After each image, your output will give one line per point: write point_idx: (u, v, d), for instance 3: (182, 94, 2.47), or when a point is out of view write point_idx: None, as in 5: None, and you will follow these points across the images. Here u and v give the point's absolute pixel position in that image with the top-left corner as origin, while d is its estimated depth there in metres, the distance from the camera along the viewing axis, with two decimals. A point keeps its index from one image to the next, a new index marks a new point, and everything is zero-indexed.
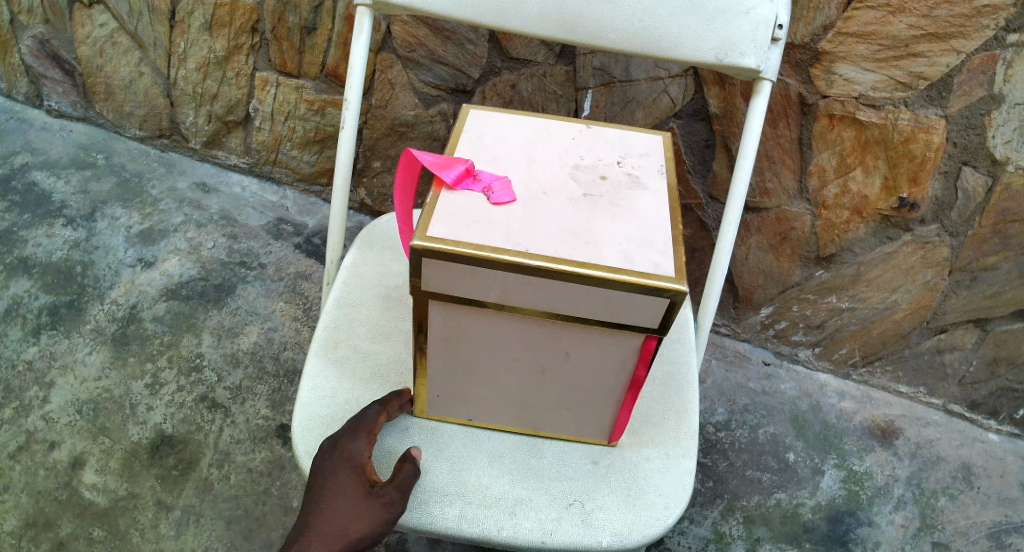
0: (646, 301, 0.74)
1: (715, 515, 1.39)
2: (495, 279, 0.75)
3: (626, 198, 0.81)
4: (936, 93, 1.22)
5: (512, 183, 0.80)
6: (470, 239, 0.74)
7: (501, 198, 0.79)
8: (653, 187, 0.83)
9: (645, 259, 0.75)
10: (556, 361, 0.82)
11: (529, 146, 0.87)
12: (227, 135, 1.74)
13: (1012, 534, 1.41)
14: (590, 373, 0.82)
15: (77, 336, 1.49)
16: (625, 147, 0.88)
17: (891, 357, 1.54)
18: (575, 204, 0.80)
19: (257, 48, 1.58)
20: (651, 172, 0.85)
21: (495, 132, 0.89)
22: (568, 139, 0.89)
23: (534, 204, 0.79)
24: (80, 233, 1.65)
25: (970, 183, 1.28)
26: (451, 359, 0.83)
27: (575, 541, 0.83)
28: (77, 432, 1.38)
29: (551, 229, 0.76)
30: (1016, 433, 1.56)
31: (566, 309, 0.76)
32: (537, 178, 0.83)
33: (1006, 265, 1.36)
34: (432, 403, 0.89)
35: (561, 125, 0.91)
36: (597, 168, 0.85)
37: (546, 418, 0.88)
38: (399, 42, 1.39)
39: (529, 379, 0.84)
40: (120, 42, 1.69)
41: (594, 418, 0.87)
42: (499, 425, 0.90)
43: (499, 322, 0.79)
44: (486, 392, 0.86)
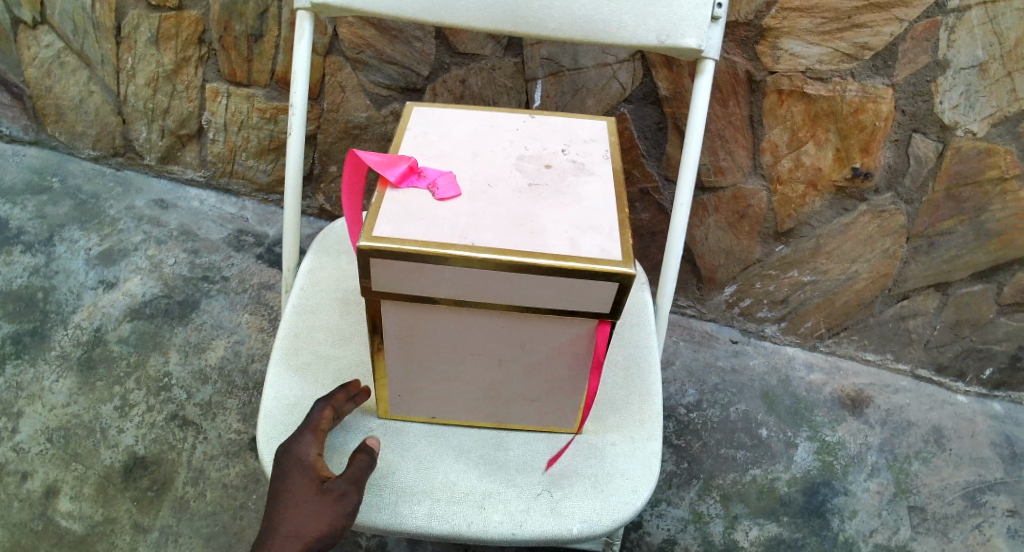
0: (594, 287, 0.77)
1: (692, 496, 1.40)
2: (445, 275, 0.76)
3: (570, 185, 0.84)
4: (881, 63, 1.24)
5: (457, 179, 0.82)
6: (417, 237, 0.76)
7: (445, 194, 0.80)
8: (598, 172, 0.86)
9: (592, 244, 0.77)
10: (512, 353, 0.83)
11: (474, 140, 0.89)
12: (181, 149, 1.72)
13: (986, 492, 1.44)
14: (547, 362, 0.84)
15: (43, 364, 1.47)
16: (570, 135, 0.91)
17: (856, 327, 1.57)
18: (520, 194, 0.82)
19: (206, 60, 1.57)
20: (595, 158, 0.88)
21: (440, 128, 0.91)
22: (513, 130, 0.91)
23: (480, 197, 0.81)
24: (39, 259, 1.62)
25: (921, 149, 1.30)
26: (409, 357, 0.85)
27: (545, 531, 0.85)
28: (48, 461, 1.36)
29: (497, 221, 0.78)
30: (983, 392, 1.59)
31: (517, 300, 0.78)
32: (483, 170, 0.84)
33: (962, 229, 1.38)
34: (395, 403, 0.90)
35: (506, 117, 0.94)
36: (542, 157, 0.87)
37: (510, 409, 0.90)
38: (346, 44, 1.38)
39: (489, 371, 0.85)
40: (66, 62, 1.66)
41: (556, 407, 0.89)
42: (464, 421, 0.92)
43: (453, 317, 0.81)
44: (448, 388, 0.88)
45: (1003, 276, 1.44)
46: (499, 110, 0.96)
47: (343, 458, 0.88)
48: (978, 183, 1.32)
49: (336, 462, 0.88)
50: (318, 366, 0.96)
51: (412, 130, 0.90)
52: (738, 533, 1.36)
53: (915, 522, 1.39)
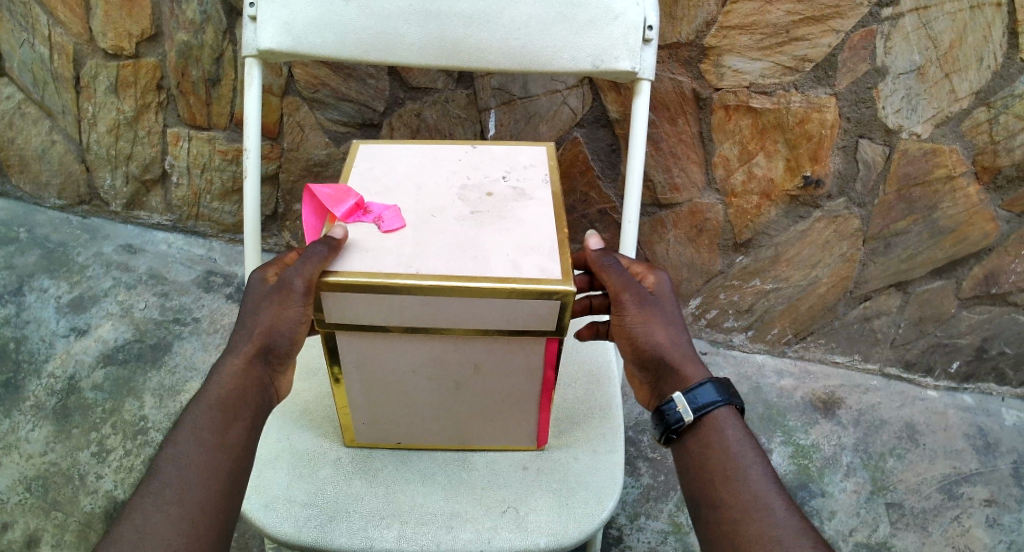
0: (538, 306, 0.79)
1: (671, 507, 1.41)
2: (392, 303, 0.78)
3: (512, 210, 0.86)
4: (823, 73, 1.27)
5: (402, 211, 0.85)
6: (363, 268, 0.78)
7: (391, 225, 0.83)
8: (538, 196, 0.88)
9: (533, 265, 0.79)
10: (466, 375, 0.86)
11: (419, 173, 0.91)
12: (146, 195, 1.72)
13: (962, 484, 1.46)
14: (501, 381, 0.86)
15: (17, 415, 1.46)
16: (511, 162, 0.93)
17: (822, 331, 1.60)
18: (463, 222, 0.84)
19: (165, 105, 1.58)
20: (536, 183, 0.90)
21: (385, 162, 0.93)
22: (456, 161, 0.93)
23: (425, 227, 0.83)
24: (9, 310, 1.62)
25: (869, 153, 1.34)
26: (366, 384, 0.87)
27: (513, 545, 0.86)
28: (28, 511, 1.35)
29: (440, 249, 0.81)
30: (953, 386, 1.62)
31: (464, 323, 0.80)
32: (427, 202, 0.87)
33: (916, 228, 1.41)
34: (360, 431, 0.93)
35: (449, 148, 0.96)
36: (483, 185, 0.89)
37: (471, 430, 0.92)
38: (302, 84, 1.40)
39: (445, 394, 0.87)
40: (27, 113, 1.66)
41: (516, 424, 0.92)
42: (428, 444, 0.94)
43: (405, 344, 0.83)
44: (408, 413, 0.90)
45: (961, 272, 1.47)
46: (443, 141, 0.99)
47: (312, 486, 0.90)
48: (927, 183, 1.35)
49: (306, 491, 0.90)
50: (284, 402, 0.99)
51: (358, 165, 0.92)
52: None
53: (894, 518, 1.41)
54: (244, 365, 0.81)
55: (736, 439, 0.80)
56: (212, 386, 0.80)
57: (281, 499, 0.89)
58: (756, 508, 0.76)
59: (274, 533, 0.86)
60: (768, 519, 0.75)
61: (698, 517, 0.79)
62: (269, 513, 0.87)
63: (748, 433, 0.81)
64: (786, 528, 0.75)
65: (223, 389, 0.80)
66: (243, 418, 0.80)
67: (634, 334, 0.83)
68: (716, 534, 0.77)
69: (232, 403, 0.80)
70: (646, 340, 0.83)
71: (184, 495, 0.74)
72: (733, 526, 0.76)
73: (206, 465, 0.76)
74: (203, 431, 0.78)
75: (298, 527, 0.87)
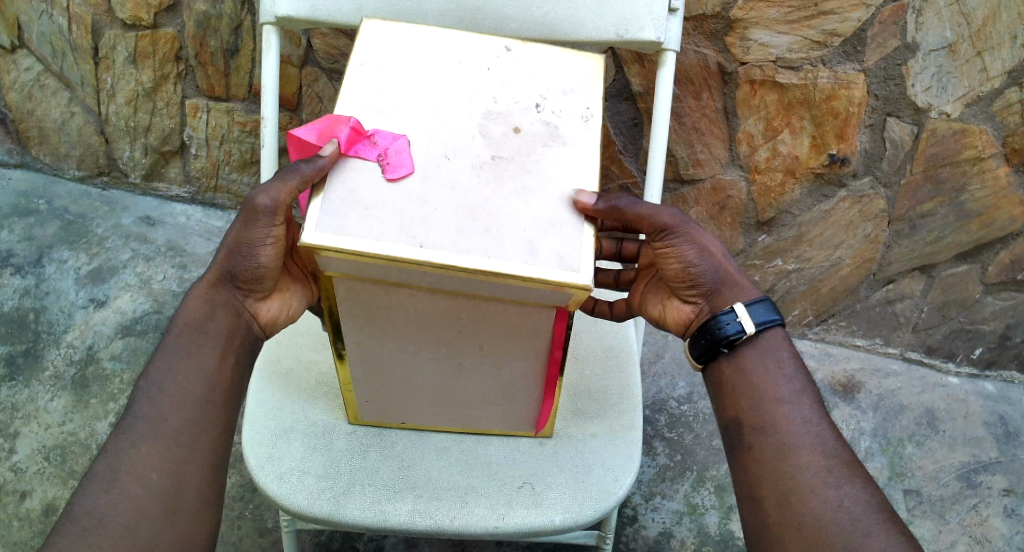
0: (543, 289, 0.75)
1: (686, 488, 1.40)
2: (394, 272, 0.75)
3: (537, 160, 0.79)
4: (851, 48, 1.25)
5: (410, 149, 0.78)
6: (363, 238, 0.73)
7: (397, 171, 0.77)
8: (572, 141, 0.81)
9: (552, 251, 0.74)
10: (471, 357, 0.85)
11: (432, 83, 0.83)
12: (165, 166, 1.72)
13: (982, 473, 1.44)
14: (505, 367, 0.85)
15: (36, 384, 1.47)
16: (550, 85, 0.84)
17: (843, 313, 1.57)
18: (477, 171, 0.78)
19: (184, 76, 1.57)
20: (574, 120, 0.82)
21: (390, 63, 0.84)
22: (480, 72, 0.84)
23: (435, 175, 0.77)
24: (29, 280, 1.62)
25: (897, 133, 1.31)
26: (368, 359, 0.86)
27: (526, 522, 0.86)
28: (46, 479, 1.36)
29: (450, 211, 0.75)
30: (975, 372, 1.60)
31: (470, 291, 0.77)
32: (441, 135, 0.79)
33: (943, 210, 1.38)
34: (365, 409, 0.92)
35: (471, 45, 0.86)
36: (511, 116, 0.81)
37: (474, 415, 0.92)
38: (321, 55, 1.40)
39: (450, 372, 0.86)
40: (47, 84, 1.66)
41: (521, 410, 0.91)
42: (432, 426, 0.93)
43: (407, 312, 0.80)
44: (413, 391, 0.89)
45: (987, 256, 1.45)
46: (471, 33, 0.88)
47: (327, 458, 0.90)
48: (956, 163, 1.33)
49: (320, 463, 0.89)
50: (299, 370, 0.99)
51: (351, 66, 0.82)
52: (734, 523, 1.36)
53: (912, 505, 1.40)
54: (210, 290, 0.82)
55: (787, 362, 0.81)
56: (184, 306, 0.82)
57: (294, 471, 0.88)
58: (806, 437, 0.78)
59: (289, 504, 0.86)
60: (818, 450, 0.78)
61: (737, 437, 0.80)
62: (282, 485, 0.87)
63: (797, 357, 0.82)
64: (834, 457, 0.77)
65: (191, 311, 0.82)
66: (214, 344, 0.81)
67: (676, 255, 0.83)
68: (758, 456, 0.78)
69: (201, 329, 0.81)
70: (693, 259, 0.83)
71: (161, 429, 0.76)
72: (781, 452, 0.78)
73: (182, 395, 0.78)
74: (172, 364, 0.79)
75: (312, 499, 0.86)
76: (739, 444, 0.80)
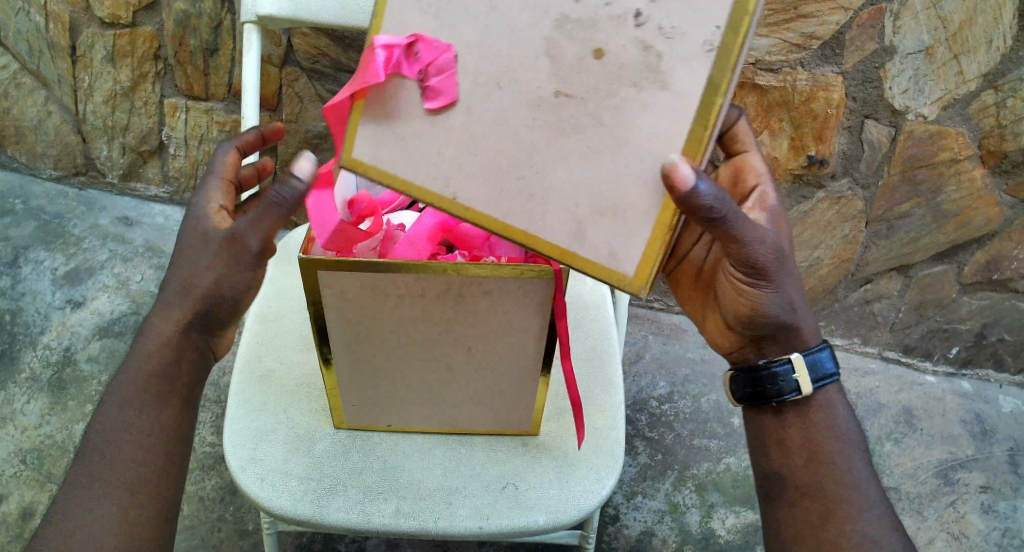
0: (530, 284, 0.77)
1: (668, 487, 1.41)
2: (384, 280, 0.77)
3: (620, 97, 0.64)
4: (830, 51, 1.26)
5: (456, 74, 0.66)
6: (394, 172, 0.67)
7: (437, 99, 0.66)
8: (677, 82, 0.63)
9: (601, 237, 0.65)
10: (458, 356, 0.84)
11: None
12: (143, 166, 1.71)
13: (958, 470, 1.46)
14: (490, 365, 0.84)
15: (12, 387, 1.45)
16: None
17: (823, 313, 1.58)
18: (537, 107, 0.65)
19: (162, 75, 1.56)
20: (693, 38, 0.63)
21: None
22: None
23: (484, 105, 0.66)
24: (4, 281, 1.60)
25: (874, 135, 1.32)
26: (356, 363, 0.85)
27: (511, 523, 0.86)
28: (21, 483, 1.34)
29: (498, 156, 0.65)
30: (951, 371, 1.62)
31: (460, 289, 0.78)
32: (502, 41, 0.65)
33: (920, 211, 1.40)
34: (349, 414, 0.91)
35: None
36: (599, 22, 0.64)
37: (460, 414, 0.91)
38: (302, 54, 1.40)
39: (437, 372, 0.85)
40: (23, 83, 1.64)
41: (509, 412, 0.90)
42: (418, 428, 0.92)
43: (392, 313, 0.80)
44: (399, 393, 0.88)
45: (963, 256, 1.47)
46: None
47: (311, 460, 0.89)
48: (932, 165, 1.34)
49: (303, 466, 0.89)
50: (281, 371, 0.98)
51: None
52: (715, 521, 1.37)
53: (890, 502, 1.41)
54: None
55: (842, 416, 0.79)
56: None
57: (277, 473, 0.88)
58: (855, 495, 0.77)
59: (271, 507, 0.86)
60: (865, 508, 0.77)
61: (776, 490, 0.79)
62: (265, 487, 0.87)
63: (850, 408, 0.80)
64: (881, 515, 0.77)
65: None
66: None
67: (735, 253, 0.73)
68: (801, 512, 0.78)
69: None
70: (767, 304, 0.76)
71: None
72: (826, 510, 0.77)
73: None
74: None
75: (295, 500, 0.86)
76: (780, 497, 0.79)
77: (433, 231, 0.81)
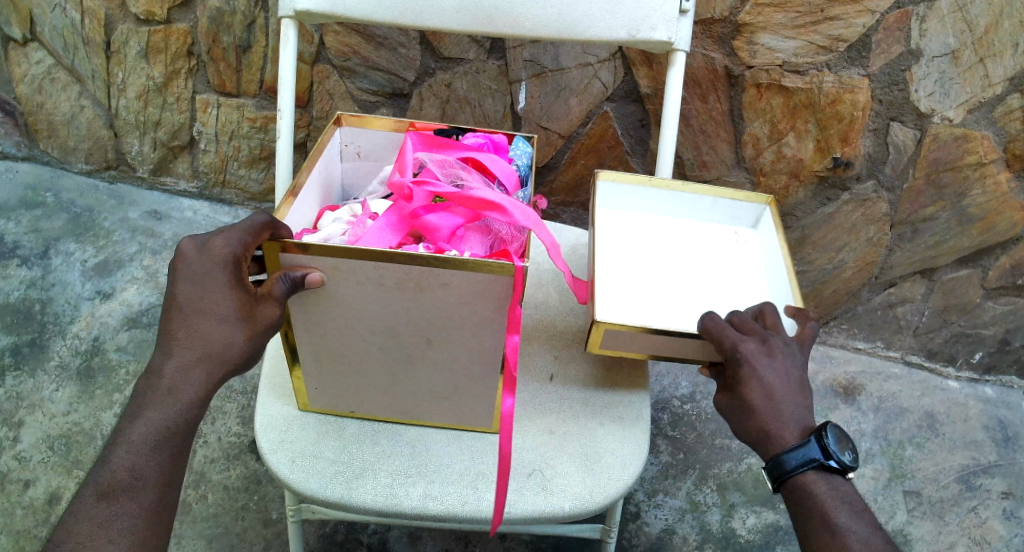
0: (483, 278, 0.78)
1: (688, 486, 1.42)
2: (344, 267, 0.79)
3: None
4: (856, 54, 1.26)
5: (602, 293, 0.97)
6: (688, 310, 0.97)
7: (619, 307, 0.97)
8: None
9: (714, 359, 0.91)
10: (419, 347, 0.85)
11: (684, 252, 1.03)
12: (174, 161, 1.74)
13: (980, 476, 1.46)
14: (451, 356, 0.86)
15: (42, 374, 1.48)
16: (744, 288, 1.00)
17: (845, 316, 1.59)
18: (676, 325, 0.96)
19: (195, 71, 1.59)
20: None
21: (633, 218, 1.06)
22: (707, 254, 1.03)
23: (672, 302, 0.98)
24: (35, 272, 1.63)
25: (900, 137, 1.32)
26: (319, 346, 0.87)
27: (537, 508, 0.88)
28: (50, 469, 1.37)
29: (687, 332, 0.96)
30: (974, 377, 1.62)
31: (423, 282, 0.79)
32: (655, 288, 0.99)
33: (944, 215, 1.40)
34: (313, 397, 0.93)
35: (715, 228, 1.06)
36: None
37: (422, 408, 0.92)
38: (333, 52, 1.42)
39: (399, 361, 0.87)
40: (58, 78, 1.67)
41: (469, 408, 0.91)
42: (378, 416, 0.94)
43: (358, 302, 0.82)
44: (363, 383, 0.90)
45: (987, 261, 1.46)
46: None
47: (338, 443, 0.91)
48: (958, 168, 1.34)
49: (332, 449, 0.91)
50: None
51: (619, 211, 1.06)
52: (735, 521, 1.37)
53: (911, 506, 1.42)
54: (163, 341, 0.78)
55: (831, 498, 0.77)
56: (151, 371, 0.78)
57: (307, 456, 0.90)
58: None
59: (301, 488, 0.88)
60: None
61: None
62: (295, 468, 0.89)
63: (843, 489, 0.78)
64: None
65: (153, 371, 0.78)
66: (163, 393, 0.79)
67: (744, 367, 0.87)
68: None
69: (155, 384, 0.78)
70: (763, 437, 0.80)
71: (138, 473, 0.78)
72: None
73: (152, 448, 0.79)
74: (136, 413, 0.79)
75: (325, 483, 0.88)
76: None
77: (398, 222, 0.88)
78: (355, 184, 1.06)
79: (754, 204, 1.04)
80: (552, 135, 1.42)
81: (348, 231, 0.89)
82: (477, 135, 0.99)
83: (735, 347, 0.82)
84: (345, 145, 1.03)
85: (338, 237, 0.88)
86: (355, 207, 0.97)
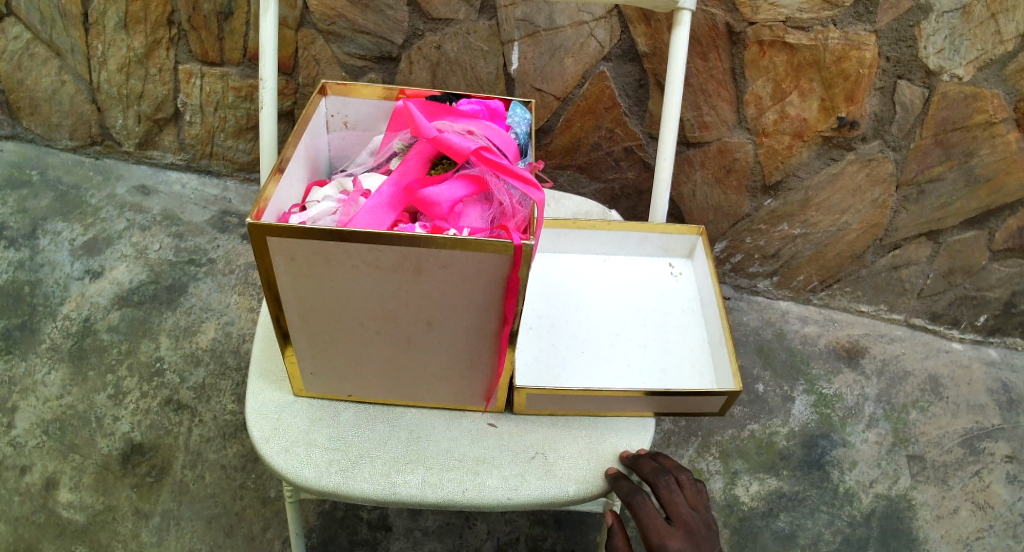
0: (484, 258, 0.75)
1: (691, 453, 1.40)
2: (336, 251, 0.75)
3: None
4: (863, 9, 1.22)
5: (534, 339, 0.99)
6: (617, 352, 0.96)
7: None
8: None
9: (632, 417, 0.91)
10: (419, 331, 0.82)
11: (617, 289, 1.03)
12: (159, 134, 1.70)
13: (984, 439, 1.44)
14: (452, 338, 0.83)
15: (34, 357, 1.45)
16: (678, 328, 0.99)
17: (848, 279, 1.56)
18: None
19: (176, 41, 1.54)
20: None
21: (561, 259, 1.05)
22: (642, 289, 1.03)
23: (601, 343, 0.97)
24: (23, 253, 1.59)
25: (907, 96, 1.28)
26: (312, 333, 0.83)
27: (540, 493, 0.86)
28: (45, 453, 1.35)
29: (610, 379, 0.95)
30: (978, 340, 1.59)
31: (422, 264, 0.76)
32: (583, 333, 0.98)
33: (951, 175, 1.36)
34: (308, 382, 0.89)
35: (648, 262, 1.06)
36: None
37: (424, 388, 0.89)
38: (318, 16, 1.38)
39: (397, 345, 0.84)
40: (36, 53, 1.61)
41: (469, 387, 0.88)
42: (376, 399, 0.90)
43: (355, 286, 0.78)
44: (360, 366, 0.86)
45: (995, 223, 1.43)
46: None
47: (334, 430, 0.88)
48: (966, 128, 1.30)
49: (327, 436, 0.88)
50: None
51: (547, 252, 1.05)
52: (738, 488, 1.36)
53: (915, 471, 1.40)
54: None
55: None
56: None
57: (301, 443, 0.87)
58: None
59: (297, 477, 0.85)
60: None
61: None
62: (289, 457, 0.86)
63: None
64: None
65: None
66: None
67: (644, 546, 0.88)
68: None
69: None
70: None
71: None
72: None
73: None
74: None
75: (320, 472, 0.85)
76: None
77: (391, 200, 0.83)
78: (344, 155, 1.03)
79: (685, 236, 1.04)
80: (547, 97, 1.38)
81: (339, 210, 0.86)
82: (471, 100, 0.94)
83: (661, 541, 0.82)
84: (331, 115, 0.99)
85: (329, 216, 0.85)
86: (345, 182, 0.92)
